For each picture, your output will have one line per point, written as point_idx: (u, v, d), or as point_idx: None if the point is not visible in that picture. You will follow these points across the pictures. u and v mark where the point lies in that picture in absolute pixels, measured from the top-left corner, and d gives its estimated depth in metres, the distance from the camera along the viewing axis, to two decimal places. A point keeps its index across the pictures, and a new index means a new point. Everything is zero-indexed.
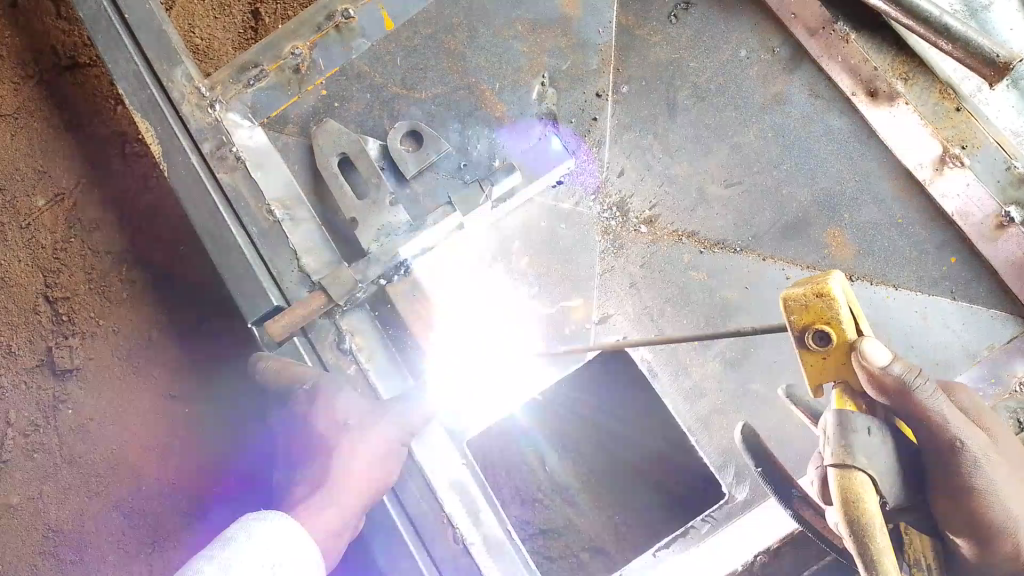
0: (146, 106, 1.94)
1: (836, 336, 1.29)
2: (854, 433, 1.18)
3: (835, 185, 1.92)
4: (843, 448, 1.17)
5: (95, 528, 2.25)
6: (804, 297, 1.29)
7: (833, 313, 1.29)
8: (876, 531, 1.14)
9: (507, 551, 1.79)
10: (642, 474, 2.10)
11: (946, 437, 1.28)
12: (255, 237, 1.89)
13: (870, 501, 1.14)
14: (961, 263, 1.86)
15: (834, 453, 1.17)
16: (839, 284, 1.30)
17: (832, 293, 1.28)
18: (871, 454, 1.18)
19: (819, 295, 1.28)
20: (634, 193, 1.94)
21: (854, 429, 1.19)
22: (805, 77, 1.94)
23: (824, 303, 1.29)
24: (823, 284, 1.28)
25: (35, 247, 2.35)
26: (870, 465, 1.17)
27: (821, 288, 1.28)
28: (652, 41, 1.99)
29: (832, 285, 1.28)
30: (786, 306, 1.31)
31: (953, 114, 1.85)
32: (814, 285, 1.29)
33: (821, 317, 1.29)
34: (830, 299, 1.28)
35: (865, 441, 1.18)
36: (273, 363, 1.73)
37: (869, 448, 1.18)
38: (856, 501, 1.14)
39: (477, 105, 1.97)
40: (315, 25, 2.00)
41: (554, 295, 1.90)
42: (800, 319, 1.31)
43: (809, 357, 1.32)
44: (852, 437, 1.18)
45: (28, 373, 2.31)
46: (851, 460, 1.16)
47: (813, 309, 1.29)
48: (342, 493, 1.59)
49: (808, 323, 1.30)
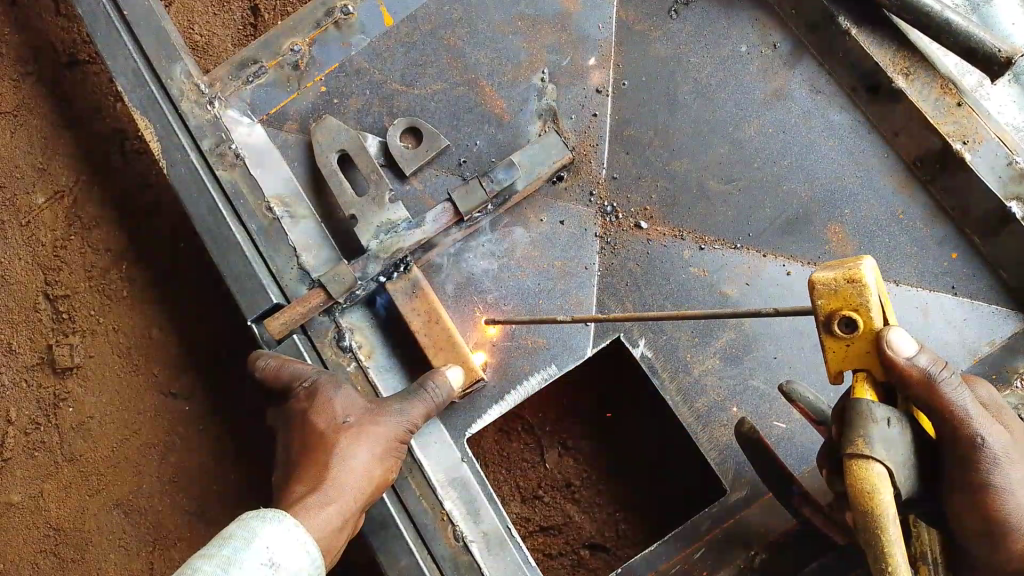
0: (146, 103, 1.94)
1: (864, 323, 1.23)
2: (873, 424, 1.18)
3: (836, 180, 1.91)
4: (861, 438, 1.16)
5: (95, 525, 2.25)
6: (834, 281, 1.22)
7: (863, 300, 1.22)
8: (889, 525, 1.11)
9: (508, 549, 1.78)
10: (642, 470, 2.08)
11: (967, 432, 1.28)
12: (254, 233, 1.88)
13: (885, 492, 1.13)
14: (962, 258, 1.86)
15: (853, 443, 1.16)
16: (870, 270, 1.23)
17: (864, 279, 1.21)
18: (889, 446, 1.18)
19: (850, 281, 1.21)
20: (634, 189, 1.93)
21: (874, 420, 1.19)
22: (806, 72, 1.96)
23: (854, 289, 1.22)
24: (855, 270, 1.21)
25: (36, 245, 2.36)
26: (888, 457, 1.17)
27: (853, 274, 1.21)
28: (653, 36, 1.99)
29: (864, 270, 1.21)
30: (814, 290, 1.24)
31: (955, 108, 1.80)
32: (846, 269, 1.22)
33: (850, 304, 1.22)
34: (862, 286, 1.21)
35: (885, 432, 1.19)
36: (272, 362, 1.76)
37: (888, 440, 1.18)
38: (871, 492, 1.12)
39: (476, 101, 1.97)
40: (314, 21, 2.01)
41: (556, 291, 1.89)
42: (827, 304, 1.24)
43: (833, 345, 1.25)
44: (871, 428, 1.18)
45: (29, 371, 2.32)
46: (868, 450, 1.15)
47: (842, 295, 1.22)
48: (343, 490, 1.57)
49: (836, 310, 1.23)
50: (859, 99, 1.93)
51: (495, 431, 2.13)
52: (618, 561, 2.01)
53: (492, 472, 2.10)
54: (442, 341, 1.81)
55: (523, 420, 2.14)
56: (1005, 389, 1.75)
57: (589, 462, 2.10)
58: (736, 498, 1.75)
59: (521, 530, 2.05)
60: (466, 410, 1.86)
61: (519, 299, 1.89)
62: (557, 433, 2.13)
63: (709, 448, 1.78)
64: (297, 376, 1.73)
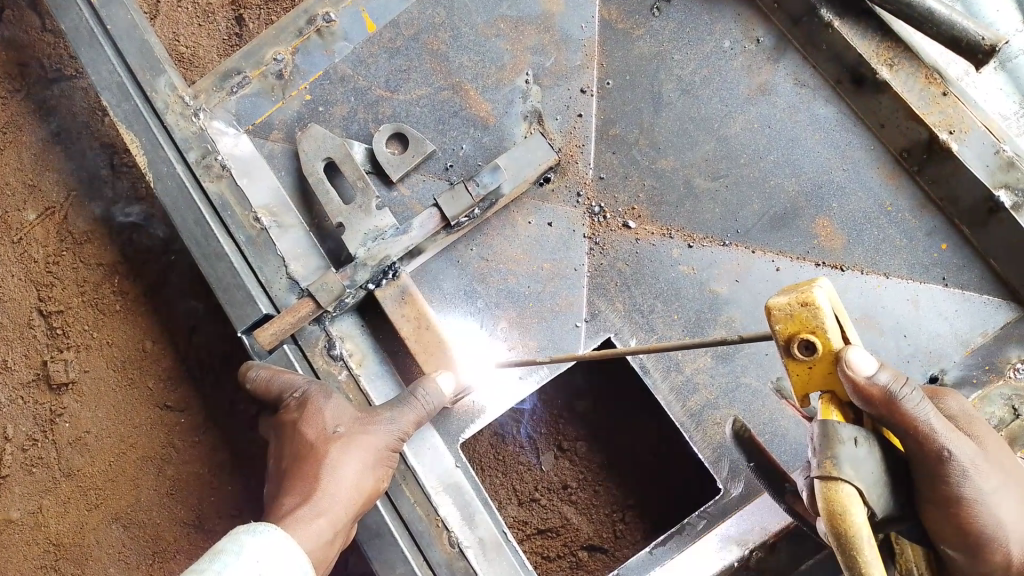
0: (132, 118, 1.97)
1: (823, 345, 1.22)
2: (840, 445, 1.17)
3: (822, 173, 1.89)
4: (829, 460, 1.16)
5: (95, 541, 2.25)
6: (789, 307, 1.22)
7: (819, 323, 1.22)
8: (864, 546, 1.13)
9: (505, 554, 1.79)
10: (640, 468, 2.06)
11: (934, 447, 1.28)
12: (242, 244, 1.90)
13: (857, 513, 1.14)
14: (952, 249, 1.83)
15: (821, 466, 1.15)
16: (823, 291, 1.22)
17: (817, 303, 1.20)
18: (858, 467, 1.18)
19: (804, 305, 1.21)
20: (622, 187, 1.93)
21: (841, 441, 1.17)
22: (790, 65, 1.94)
23: (808, 312, 1.21)
24: (808, 294, 1.21)
25: (28, 262, 2.38)
26: (857, 477, 1.17)
27: (806, 297, 1.21)
28: (636, 35, 1.98)
29: (817, 293, 1.21)
30: (770, 316, 1.23)
31: (940, 98, 1.80)
32: (798, 294, 1.21)
33: (807, 328, 1.22)
34: (816, 309, 1.21)
35: (851, 452, 1.18)
36: (262, 373, 1.75)
37: (856, 461, 1.18)
38: (842, 513, 1.13)
39: (460, 105, 1.97)
40: (296, 30, 2.02)
41: (544, 294, 1.89)
42: (784, 329, 1.23)
43: (795, 368, 1.26)
44: (838, 449, 1.17)
45: (25, 388, 2.33)
46: (836, 472, 1.15)
47: (799, 319, 1.22)
48: (331, 504, 1.57)
49: (794, 334, 1.23)
50: (844, 91, 1.90)
51: (490, 434, 2.12)
52: (618, 562, 1.99)
53: (489, 475, 2.10)
54: (432, 347, 1.81)
55: (520, 423, 2.12)
56: (997, 378, 1.75)
57: (586, 462, 2.07)
58: (731, 498, 1.74)
59: (518, 534, 2.04)
60: (458, 415, 1.86)
61: (508, 302, 1.89)
62: (554, 435, 2.11)
63: (704, 445, 1.77)
64: (287, 387, 1.73)
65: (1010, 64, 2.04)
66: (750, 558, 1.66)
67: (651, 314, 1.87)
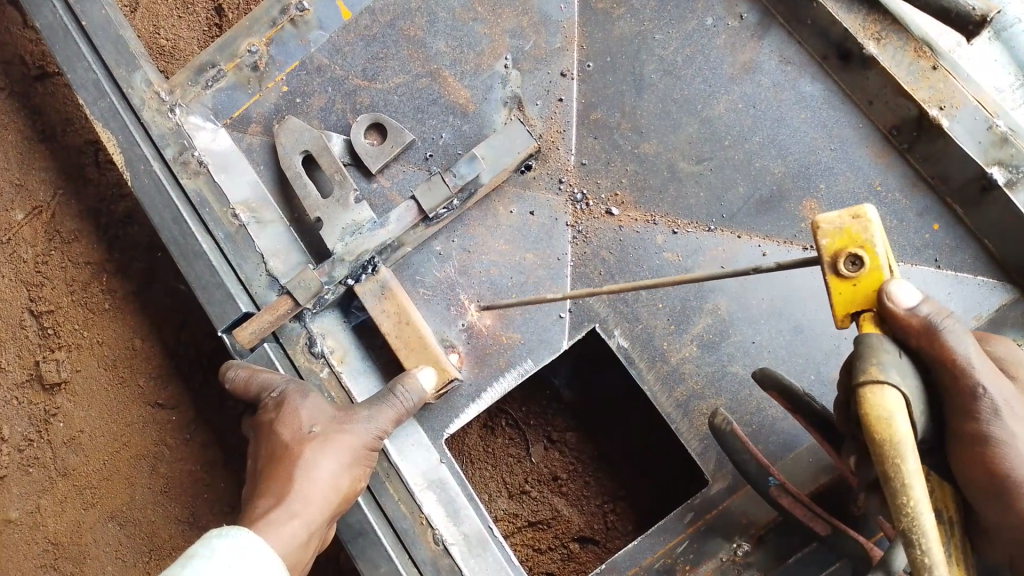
0: (108, 116, 1.94)
1: (871, 262, 1.19)
2: (885, 354, 1.15)
3: (808, 154, 1.83)
4: (873, 365, 1.13)
5: (92, 538, 2.26)
6: (838, 220, 1.19)
7: (869, 237, 1.19)
8: (907, 455, 1.07)
9: (489, 550, 1.76)
10: (631, 457, 2.03)
11: (968, 381, 1.20)
12: (221, 241, 1.87)
13: (900, 420, 1.08)
14: (945, 229, 1.77)
15: (865, 371, 1.12)
16: (873, 212, 1.21)
17: (868, 215, 1.19)
18: (902, 374, 1.14)
19: (854, 218, 1.19)
20: (603, 174, 1.88)
21: (885, 351, 1.15)
22: (774, 43, 1.87)
23: (858, 226, 1.19)
24: (858, 207, 1.19)
25: (18, 261, 2.37)
26: (902, 383, 1.13)
27: (857, 210, 1.19)
28: (616, 15, 1.92)
29: (867, 208, 1.19)
30: (817, 231, 1.20)
31: (930, 73, 1.73)
32: (849, 208, 1.20)
33: (855, 242, 1.19)
34: (866, 223, 1.19)
35: (895, 361, 1.15)
36: (241, 371, 1.74)
37: (901, 369, 1.15)
38: (886, 420, 1.08)
39: (439, 92, 1.93)
40: (269, 20, 1.98)
41: (527, 281, 1.85)
42: (831, 245, 1.19)
43: (839, 286, 1.20)
44: (883, 357, 1.14)
45: (20, 388, 2.34)
46: (881, 376, 1.11)
47: (847, 233, 1.19)
48: (304, 505, 1.54)
49: (841, 248, 1.19)
50: (830, 67, 1.84)
51: (479, 425, 2.10)
52: (609, 553, 1.96)
53: (478, 468, 2.08)
54: (414, 342, 1.77)
55: (509, 414, 2.10)
56: None
57: (576, 453, 2.05)
58: (718, 489, 1.70)
59: (509, 526, 2.01)
60: (443, 411, 1.84)
61: (491, 294, 1.85)
62: (543, 426, 2.08)
63: (688, 438, 1.74)
64: (266, 386, 1.71)
65: (1007, 34, 1.97)
66: (737, 552, 1.64)
67: (636, 304, 1.80)
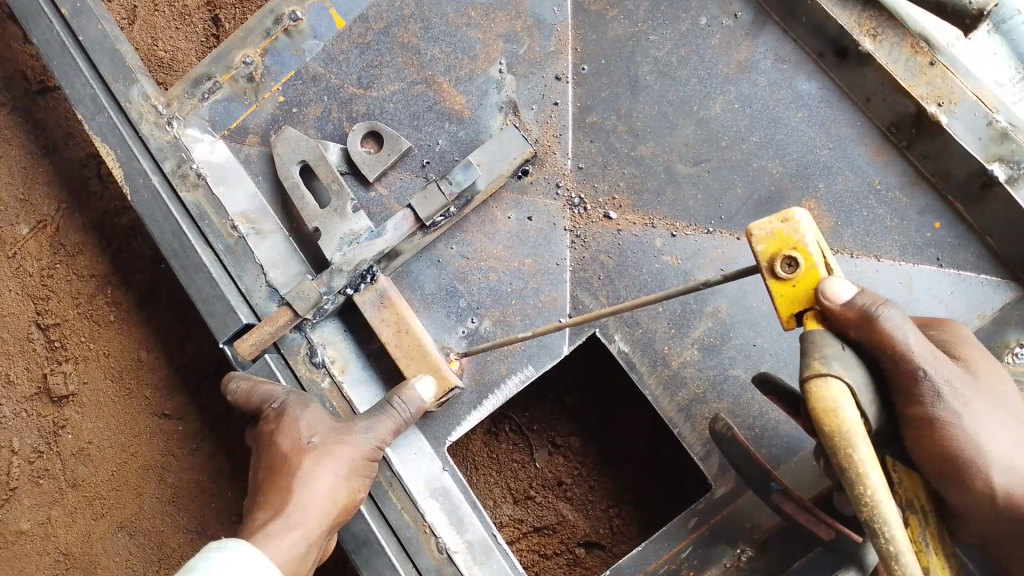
0: (105, 130, 1.95)
1: (806, 262, 1.20)
2: (828, 348, 1.16)
3: (806, 153, 1.81)
4: (816, 360, 1.14)
5: (102, 549, 2.27)
6: (769, 225, 1.21)
7: (800, 238, 1.20)
8: (858, 443, 1.08)
9: (494, 557, 1.76)
10: (634, 461, 2.02)
11: (910, 365, 1.20)
12: (221, 253, 1.88)
13: (846, 408, 1.09)
14: (946, 227, 1.75)
15: (809, 366, 1.13)
16: (803, 214, 1.22)
17: (796, 218, 1.20)
18: (847, 365, 1.15)
19: (784, 221, 1.21)
20: (601, 177, 1.87)
21: (828, 346, 1.16)
22: (770, 41, 1.86)
23: (788, 229, 1.21)
24: (786, 211, 1.21)
25: (23, 276, 2.38)
26: (846, 373, 1.13)
27: (786, 214, 1.21)
28: (609, 16, 1.91)
29: (795, 211, 1.21)
30: (750, 237, 1.22)
31: (928, 69, 1.73)
32: (778, 213, 1.22)
33: (788, 245, 1.21)
34: (796, 225, 1.20)
35: (838, 354, 1.15)
36: (243, 383, 1.74)
37: (845, 360, 1.15)
38: (833, 410, 1.09)
39: (434, 98, 1.92)
40: (263, 31, 1.97)
41: (527, 287, 1.85)
42: (766, 250, 1.21)
43: (779, 289, 1.22)
44: (825, 351, 1.15)
45: (28, 401, 2.35)
46: (824, 368, 1.12)
47: (779, 236, 1.20)
48: (303, 516, 1.55)
49: (775, 252, 1.21)
50: (827, 65, 1.82)
51: (483, 432, 2.10)
52: (615, 558, 1.96)
53: (482, 474, 2.07)
54: (413, 351, 1.76)
55: (512, 419, 2.10)
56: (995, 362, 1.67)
57: (581, 457, 2.04)
58: (722, 493, 1.68)
59: (514, 532, 2.01)
60: (445, 419, 1.83)
61: (491, 301, 1.85)
62: (546, 431, 2.08)
63: (690, 443, 1.73)
64: (267, 398, 1.71)
65: (1005, 26, 1.96)
66: (740, 557, 1.63)
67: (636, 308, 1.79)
